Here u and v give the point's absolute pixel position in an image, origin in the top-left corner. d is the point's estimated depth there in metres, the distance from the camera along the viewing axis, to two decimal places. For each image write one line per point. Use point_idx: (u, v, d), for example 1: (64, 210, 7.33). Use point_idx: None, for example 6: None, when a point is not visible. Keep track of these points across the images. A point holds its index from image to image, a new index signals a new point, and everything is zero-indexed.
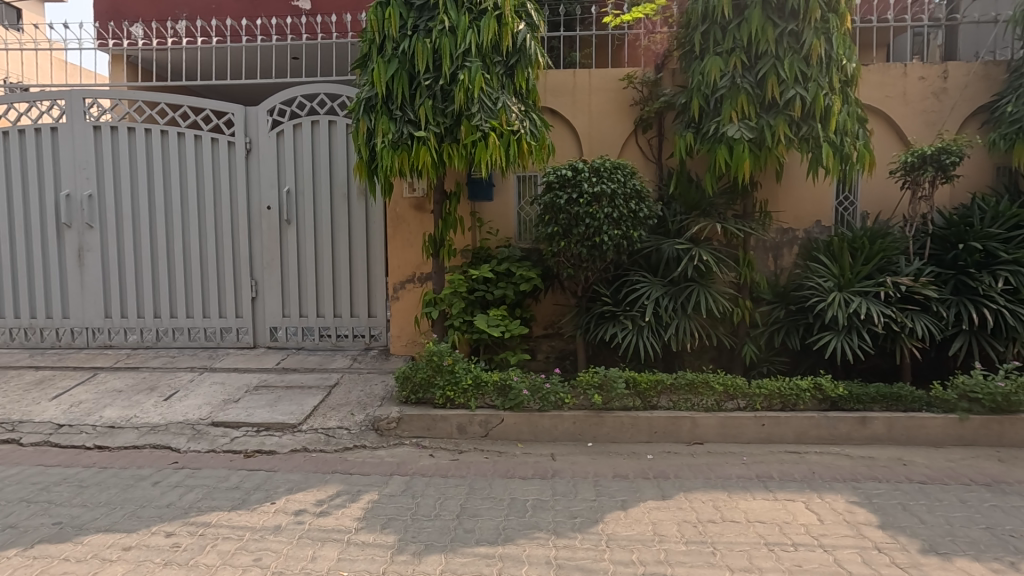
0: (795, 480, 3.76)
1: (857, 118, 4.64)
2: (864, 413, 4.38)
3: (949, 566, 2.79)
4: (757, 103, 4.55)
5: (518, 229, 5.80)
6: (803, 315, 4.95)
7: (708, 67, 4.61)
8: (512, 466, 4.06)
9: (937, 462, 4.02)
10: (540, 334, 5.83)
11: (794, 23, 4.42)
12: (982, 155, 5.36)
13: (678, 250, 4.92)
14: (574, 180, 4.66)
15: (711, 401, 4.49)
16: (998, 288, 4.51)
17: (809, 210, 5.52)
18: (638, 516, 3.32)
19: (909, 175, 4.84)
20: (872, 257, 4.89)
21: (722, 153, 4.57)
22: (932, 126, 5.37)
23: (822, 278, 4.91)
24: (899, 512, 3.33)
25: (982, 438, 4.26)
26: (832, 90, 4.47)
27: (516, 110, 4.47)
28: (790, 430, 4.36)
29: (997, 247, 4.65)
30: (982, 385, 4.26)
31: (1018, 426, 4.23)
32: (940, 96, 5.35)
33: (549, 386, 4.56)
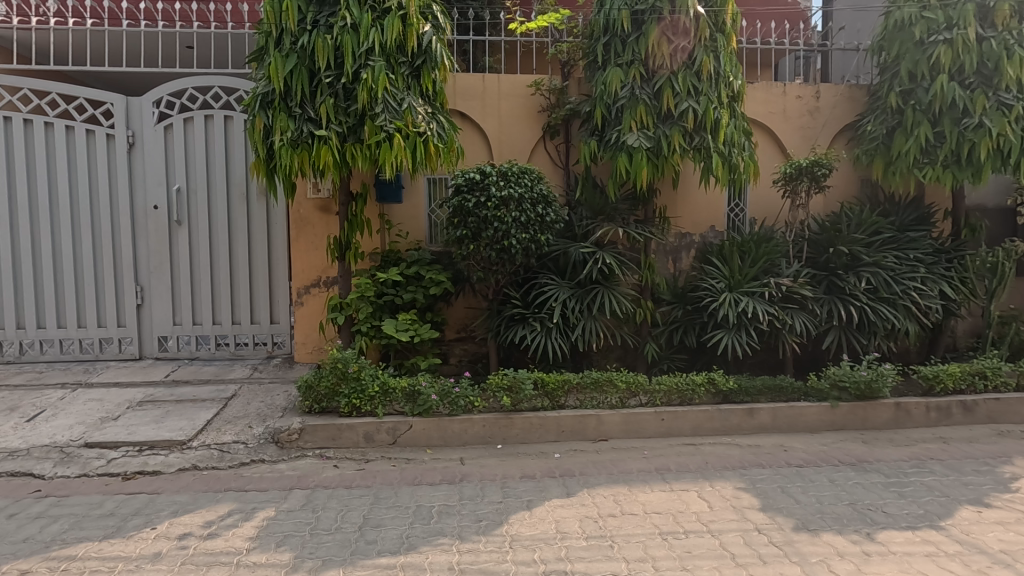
0: (689, 470, 3.99)
1: (743, 131, 4.99)
2: (751, 405, 4.73)
3: (817, 541, 3.07)
4: (654, 114, 4.80)
5: (429, 231, 5.74)
6: (699, 315, 5.28)
7: (610, 77, 4.81)
8: (420, 472, 3.99)
9: (812, 446, 4.42)
10: (453, 338, 5.82)
11: (686, 40, 4.71)
12: (849, 168, 5.97)
13: (584, 253, 5.09)
14: (482, 184, 4.69)
15: (615, 398, 4.68)
16: (861, 288, 5.05)
17: (704, 216, 5.90)
18: (542, 515, 3.37)
19: (788, 185, 5.31)
20: (758, 259, 5.31)
21: (623, 161, 4.78)
22: (808, 141, 5.92)
23: (714, 280, 5.27)
24: (778, 494, 3.63)
25: (850, 423, 4.74)
26: (721, 104, 4.79)
27: (422, 112, 4.42)
28: (687, 423, 4.62)
29: (861, 251, 5.21)
30: (849, 375, 4.74)
31: (879, 410, 4.74)
32: (814, 114, 5.91)
33: (458, 390, 4.55)
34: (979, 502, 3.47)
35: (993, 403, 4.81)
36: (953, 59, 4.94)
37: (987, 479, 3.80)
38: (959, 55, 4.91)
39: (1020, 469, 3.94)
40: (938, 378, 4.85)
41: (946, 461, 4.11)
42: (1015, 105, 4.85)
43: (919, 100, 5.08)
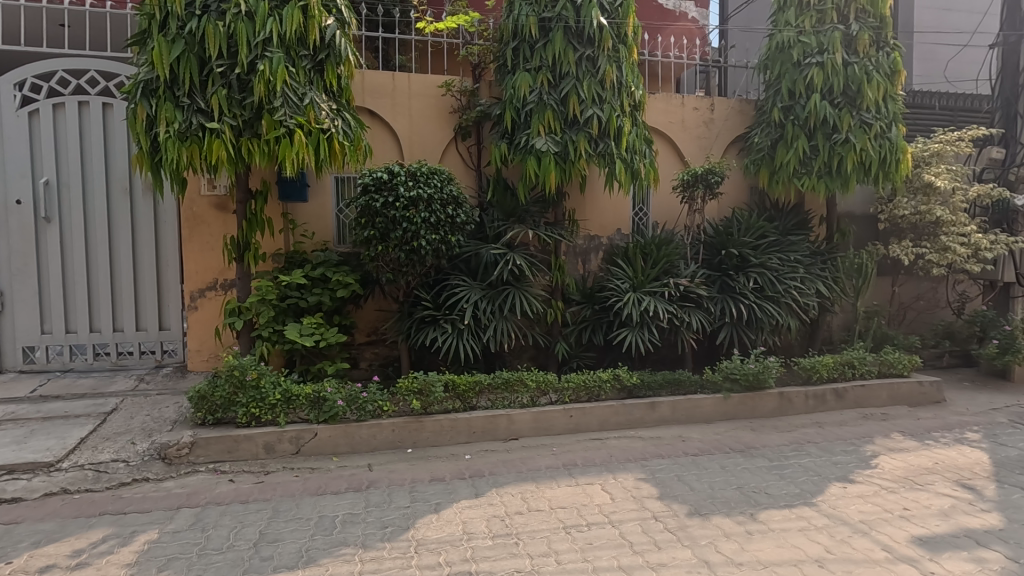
0: (595, 464, 4.13)
1: (644, 139, 5.23)
2: (653, 399, 4.99)
3: (707, 524, 3.28)
4: (561, 119, 4.93)
5: (336, 232, 5.56)
6: (606, 314, 5.50)
7: (519, 82, 4.90)
8: (324, 481, 3.84)
9: (707, 435, 4.73)
10: (363, 342, 5.68)
11: (591, 49, 4.89)
12: (739, 177, 6.46)
13: (495, 255, 5.14)
14: (391, 184, 4.61)
15: (525, 397, 4.76)
16: (749, 287, 5.48)
17: (611, 220, 6.15)
18: (450, 517, 3.36)
19: (687, 191, 5.66)
20: (658, 261, 5.61)
21: (531, 164, 4.87)
22: (704, 150, 6.33)
23: (620, 281, 5.50)
24: (675, 482, 3.85)
25: (740, 412, 5.12)
26: (623, 112, 5.00)
27: (326, 108, 4.26)
28: (595, 419, 4.78)
29: (749, 253, 5.63)
30: (739, 367, 5.13)
31: (765, 399, 5.16)
32: (709, 125, 6.34)
33: (366, 394, 4.43)
34: (845, 479, 3.87)
35: (859, 389, 5.38)
36: (824, 80, 5.49)
37: (853, 458, 4.24)
38: (829, 77, 5.46)
39: (879, 447, 4.43)
40: (815, 369, 5.36)
41: (821, 443, 4.54)
42: (874, 123, 5.45)
43: (797, 115, 5.60)
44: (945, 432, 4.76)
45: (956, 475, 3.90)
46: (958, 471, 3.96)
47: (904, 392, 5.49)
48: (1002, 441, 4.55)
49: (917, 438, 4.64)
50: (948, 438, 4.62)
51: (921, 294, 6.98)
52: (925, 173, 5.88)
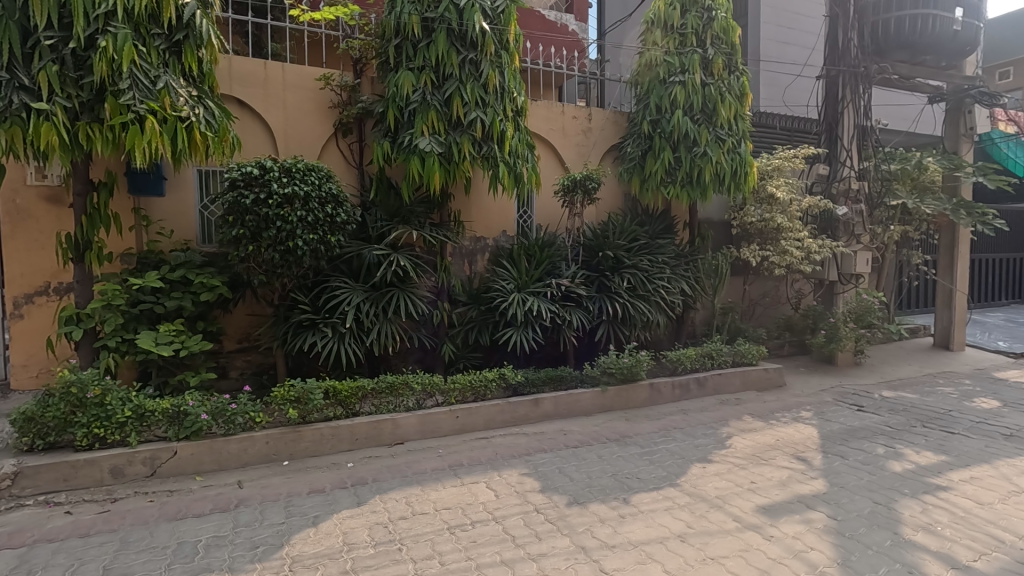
0: (480, 463, 4.19)
1: (526, 145, 5.38)
2: (537, 396, 5.16)
3: (584, 512, 3.46)
4: (445, 120, 4.92)
5: (200, 230, 5.09)
6: (491, 314, 5.59)
7: (401, 80, 4.83)
8: (186, 504, 3.50)
9: (587, 427, 5.00)
10: (233, 349, 5.25)
11: (473, 52, 4.94)
12: (614, 183, 6.90)
13: (378, 255, 5.01)
14: (262, 180, 4.30)
15: (411, 400, 4.71)
16: (623, 286, 5.86)
17: (496, 221, 6.28)
18: (328, 529, 3.21)
19: (567, 195, 5.97)
20: (541, 262, 5.81)
21: (415, 164, 4.81)
22: (582, 157, 6.67)
23: (505, 282, 5.63)
24: (556, 474, 4.01)
25: (616, 404, 5.46)
26: (506, 117, 5.11)
27: (184, 95, 3.86)
28: (481, 418, 4.84)
29: (623, 255, 6.03)
30: (615, 362, 5.49)
31: (638, 391, 5.56)
32: (587, 133, 6.69)
33: (235, 406, 4.09)
34: (704, 460, 4.28)
35: (717, 378, 5.98)
36: (686, 97, 6.03)
37: (711, 440, 4.71)
38: (690, 95, 6.01)
39: (733, 428, 4.97)
40: (680, 360, 5.89)
41: (685, 429, 4.98)
42: (727, 139, 6.08)
43: (663, 128, 6.10)
44: (784, 413, 5.44)
45: (793, 449, 4.47)
46: (794, 445, 4.56)
47: (753, 378, 6.20)
48: (827, 417, 5.30)
49: (763, 418, 5.26)
50: (787, 417, 5.28)
51: (767, 291, 7.93)
52: (768, 186, 6.70)
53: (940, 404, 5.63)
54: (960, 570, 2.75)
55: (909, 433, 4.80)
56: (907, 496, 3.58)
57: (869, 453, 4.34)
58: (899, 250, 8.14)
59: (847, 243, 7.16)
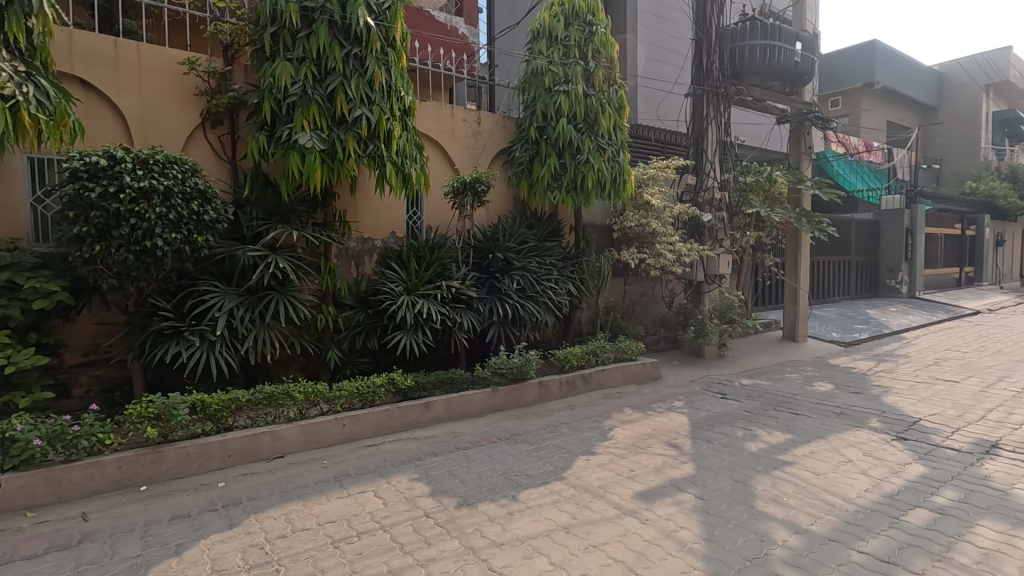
0: (368, 471, 4.05)
1: (415, 145, 5.30)
2: (427, 399, 5.11)
3: (473, 512, 3.47)
4: (328, 116, 4.70)
5: (33, 227, 4.42)
6: (380, 318, 5.44)
7: (278, 71, 4.55)
8: (13, 545, 3.00)
9: (478, 428, 5.03)
10: (77, 363, 4.61)
11: (358, 48, 4.77)
12: (503, 187, 7.04)
13: (253, 257, 4.67)
14: (111, 171, 3.83)
15: (292, 411, 4.46)
16: (513, 288, 5.98)
17: (384, 222, 6.13)
18: (194, 557, 2.93)
19: (457, 198, 6.05)
20: (431, 264, 5.75)
21: (294, 160, 4.54)
22: (472, 159, 6.72)
23: (393, 284, 5.51)
24: (446, 477, 4.00)
25: (507, 403, 5.56)
26: (393, 116, 4.99)
27: (6, 70, 3.32)
28: (369, 425, 4.68)
29: (512, 257, 6.16)
30: (505, 362, 5.60)
31: (527, 389, 5.70)
32: (476, 136, 6.75)
33: (78, 428, 3.59)
34: (589, 452, 4.50)
35: (601, 373, 6.31)
36: (569, 106, 6.29)
37: (595, 433, 4.96)
38: (573, 104, 6.28)
39: (614, 421, 5.27)
40: (567, 359, 6.16)
41: (571, 424, 5.20)
42: (608, 148, 6.45)
43: (549, 135, 6.32)
44: (660, 403, 5.88)
45: (667, 437, 4.84)
46: (668, 433, 4.93)
47: (633, 372, 6.63)
48: (696, 405, 5.81)
49: (642, 410, 5.63)
50: (662, 407, 5.71)
51: (644, 291, 8.51)
52: (645, 193, 7.21)
53: (787, 389, 6.40)
54: (801, 534, 3.14)
55: (762, 416, 5.40)
56: (761, 472, 4.02)
57: (730, 436, 4.81)
58: (755, 253, 9.13)
59: (712, 246, 7.91)
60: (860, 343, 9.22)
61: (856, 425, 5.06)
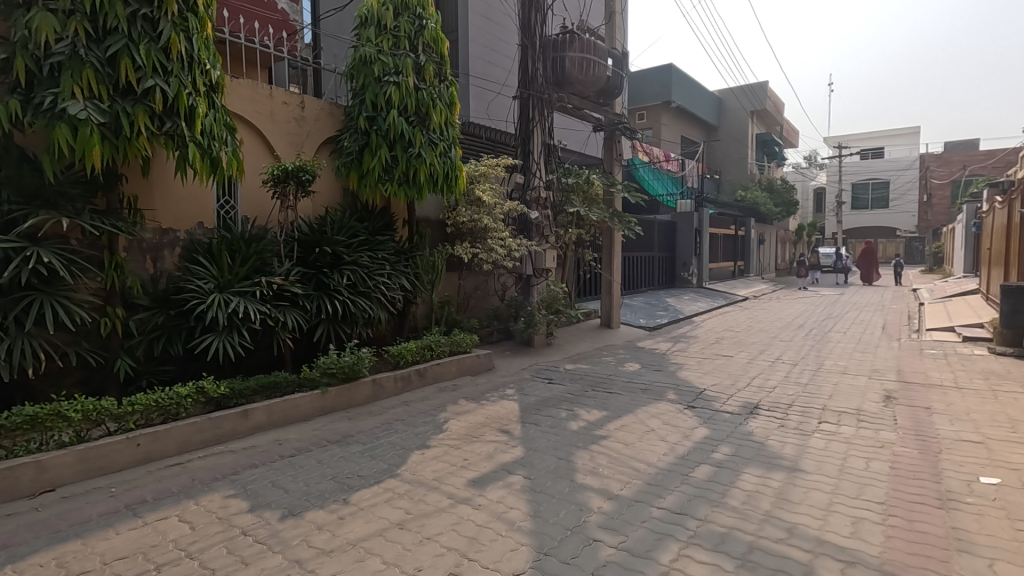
0: (171, 494, 3.55)
1: (224, 125, 4.76)
2: (246, 407, 4.64)
3: (299, 522, 3.25)
4: (108, 84, 3.99)
5: None
6: (185, 319, 4.81)
7: (36, 22, 3.72)
8: None
9: (305, 433, 4.72)
10: None
11: (148, 8, 4.12)
12: (331, 177, 6.68)
13: (5, 249, 3.79)
14: None
15: (67, 434, 3.73)
16: (343, 284, 5.70)
17: (190, 212, 5.43)
18: None
19: (278, 186, 5.60)
20: (248, 258, 5.23)
21: (62, 134, 3.76)
22: (294, 146, 6.24)
23: (201, 281, 4.90)
24: (268, 489, 3.68)
25: (338, 404, 5.30)
26: (196, 91, 4.42)
27: None
28: (172, 441, 4.11)
29: (342, 251, 5.87)
30: (335, 361, 5.34)
31: (360, 388, 5.51)
32: (299, 122, 6.28)
33: None
34: (423, 446, 4.50)
35: (436, 367, 6.35)
36: (400, 98, 6.18)
37: (430, 426, 4.97)
38: (404, 96, 6.18)
39: (449, 413, 5.34)
40: (401, 355, 6.09)
41: (406, 419, 5.15)
42: (439, 143, 6.46)
43: (379, 126, 6.15)
44: (493, 392, 6.11)
45: (499, 424, 5.04)
46: (500, 420, 5.15)
47: (467, 364, 6.79)
48: (525, 391, 6.15)
49: (475, 400, 5.80)
50: (495, 396, 5.95)
51: (478, 285, 8.76)
52: (477, 189, 7.42)
53: (604, 371, 7.10)
54: (612, 499, 3.51)
55: (583, 397, 5.92)
56: (581, 448, 4.41)
57: (555, 418, 5.19)
58: (577, 249, 9.96)
59: (539, 242, 8.42)
60: (661, 327, 10.60)
61: (657, 398, 5.80)
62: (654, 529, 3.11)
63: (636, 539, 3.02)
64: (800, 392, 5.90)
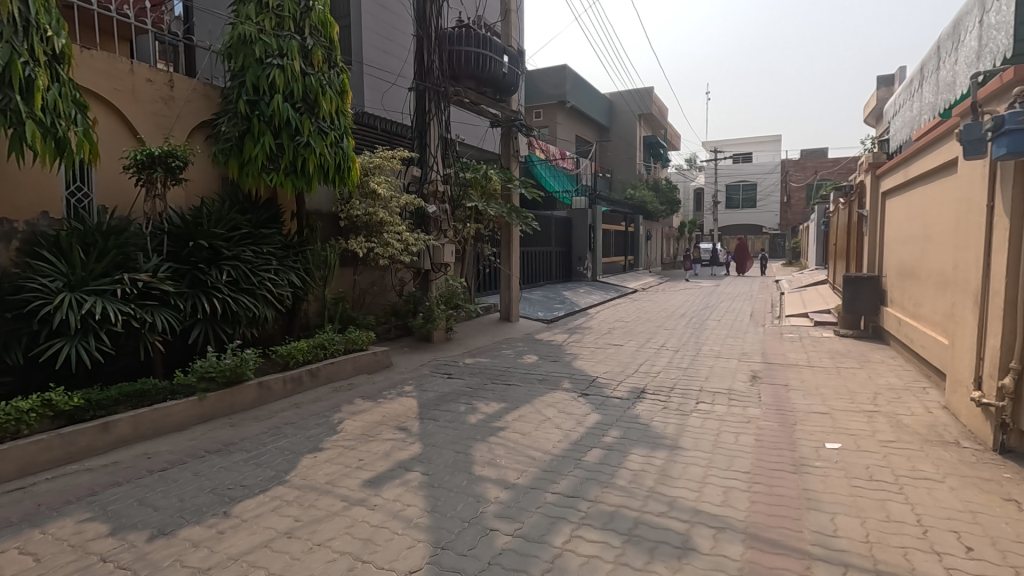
0: (10, 525, 3.09)
1: (72, 101, 4.19)
2: (106, 419, 4.15)
3: (172, 541, 2.97)
4: None
5: None
6: (27, 323, 4.20)
7: None
8: None
9: (179, 444, 4.31)
10: None
11: None
12: (207, 164, 6.12)
13: None
14: None
15: None
16: (223, 281, 5.27)
17: (29, 199, 4.71)
18: None
19: (142, 173, 5.04)
20: (106, 253, 4.67)
21: None
22: (162, 129, 5.64)
23: (47, 279, 4.32)
24: (134, 508, 3.32)
25: (218, 411, 4.90)
26: (34, 60, 3.84)
27: None
28: (11, 464, 3.57)
29: (221, 245, 5.43)
30: (214, 364, 4.93)
31: (244, 392, 5.14)
32: (167, 103, 5.68)
33: None
34: (315, 449, 4.29)
35: (330, 366, 6.08)
36: (285, 83, 5.82)
37: (323, 428, 4.76)
38: (289, 81, 5.82)
39: (343, 413, 5.14)
40: (291, 355, 5.77)
41: (296, 423, 4.88)
42: (329, 132, 6.15)
43: (262, 111, 5.74)
44: (391, 390, 5.97)
45: (396, 421, 4.95)
46: (398, 417, 5.05)
47: (364, 362, 6.57)
48: (424, 387, 6.08)
49: (372, 398, 5.64)
50: (392, 394, 5.82)
51: (374, 281, 8.50)
52: (371, 181, 7.21)
53: (503, 364, 7.21)
54: (509, 488, 3.58)
55: (482, 390, 5.97)
56: (480, 440, 4.45)
57: (454, 412, 5.19)
58: (476, 244, 10.00)
59: (437, 236, 8.35)
60: (558, 319, 10.97)
61: (554, 388, 6.00)
62: (549, 514, 3.22)
63: (532, 525, 3.10)
64: (680, 376, 6.39)
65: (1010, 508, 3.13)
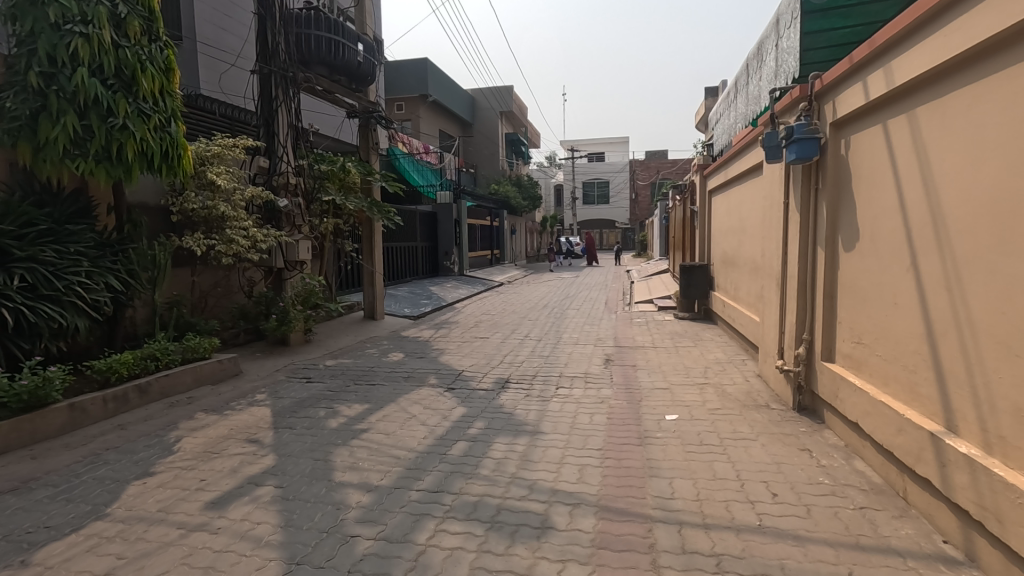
0: None
1: None
2: None
3: None
4: None
5: None
6: None
7: None
8: None
9: None
10: None
11: None
12: None
13: None
14: None
15: None
16: (13, 286, 4.40)
17: None
18: None
19: None
20: None
21: None
22: None
23: None
24: None
25: (13, 442, 4.10)
26: None
27: None
28: None
29: (10, 244, 4.57)
30: (5, 388, 4.09)
31: (50, 417, 4.36)
32: None
33: None
34: (144, 474, 3.78)
35: (164, 378, 5.40)
36: (91, 55, 4.98)
37: (155, 450, 4.20)
38: (96, 53, 4.99)
39: (181, 431, 4.59)
40: (112, 369, 5.01)
41: (121, 446, 4.25)
42: (152, 115, 5.44)
43: (61, 86, 4.84)
44: (240, 400, 5.46)
45: (246, 434, 4.53)
46: (247, 429, 4.63)
47: (207, 372, 5.93)
48: (279, 394, 5.65)
49: (217, 411, 5.11)
50: (241, 404, 5.32)
51: (217, 282, 7.72)
52: (209, 172, 6.52)
53: (366, 363, 6.97)
54: (371, 491, 3.47)
55: (343, 393, 5.70)
56: (340, 445, 4.25)
57: (312, 418, 4.89)
58: (335, 240, 9.50)
59: (290, 232, 7.81)
60: (424, 315, 10.87)
61: (420, 384, 5.92)
62: (413, 512, 3.17)
63: (395, 526, 3.04)
64: (542, 364, 6.68)
65: (804, 456, 3.74)
